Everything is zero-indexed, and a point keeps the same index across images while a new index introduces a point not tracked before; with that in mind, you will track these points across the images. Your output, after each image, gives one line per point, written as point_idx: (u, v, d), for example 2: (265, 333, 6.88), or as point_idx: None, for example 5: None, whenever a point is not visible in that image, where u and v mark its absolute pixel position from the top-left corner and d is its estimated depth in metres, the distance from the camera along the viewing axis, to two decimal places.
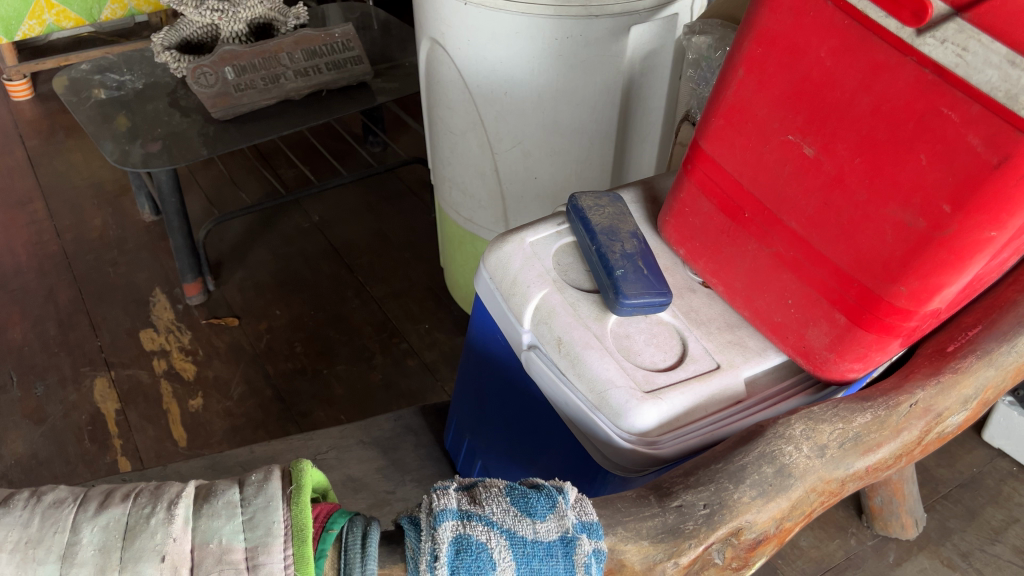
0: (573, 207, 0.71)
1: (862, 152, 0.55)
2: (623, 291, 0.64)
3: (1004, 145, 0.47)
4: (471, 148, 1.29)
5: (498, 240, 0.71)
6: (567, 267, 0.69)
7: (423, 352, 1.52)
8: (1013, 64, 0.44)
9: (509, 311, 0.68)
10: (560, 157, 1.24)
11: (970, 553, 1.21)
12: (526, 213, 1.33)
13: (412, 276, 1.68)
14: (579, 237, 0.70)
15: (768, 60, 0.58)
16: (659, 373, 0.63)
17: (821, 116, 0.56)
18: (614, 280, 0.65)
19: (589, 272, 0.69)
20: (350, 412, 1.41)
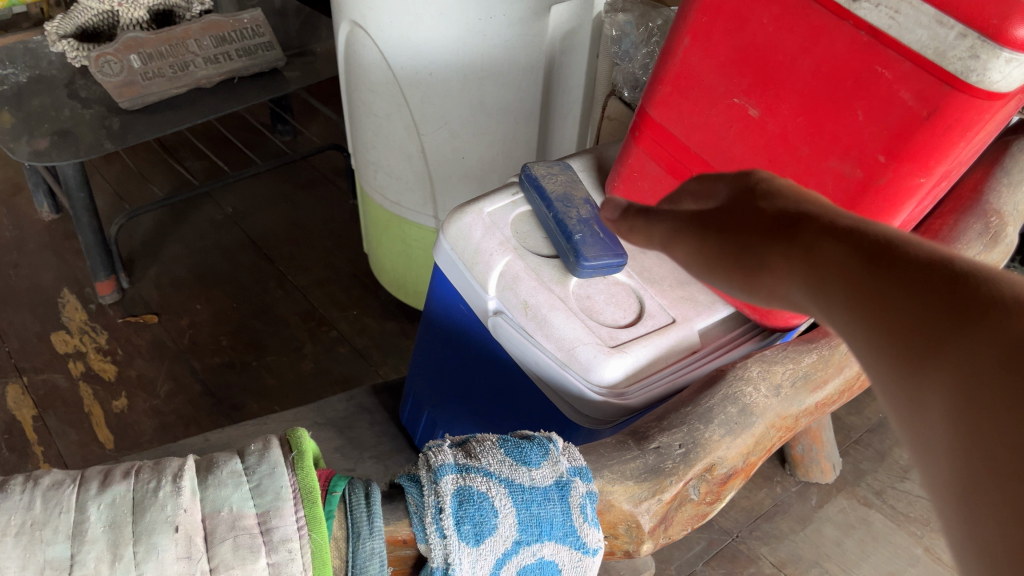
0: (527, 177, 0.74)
1: (804, 112, 0.59)
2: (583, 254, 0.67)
3: (933, 99, 0.52)
4: (397, 131, 1.30)
5: (456, 212, 0.72)
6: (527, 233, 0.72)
7: (354, 338, 1.52)
8: (941, 23, 0.49)
9: (473, 280, 0.70)
10: (487, 136, 1.26)
11: (883, 491, 1.31)
12: (453, 194, 1.35)
13: (335, 264, 1.67)
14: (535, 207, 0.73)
15: (713, 27, 0.62)
16: (621, 329, 0.67)
17: (764, 78, 0.60)
18: (573, 245, 0.68)
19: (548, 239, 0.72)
20: (284, 401, 1.40)
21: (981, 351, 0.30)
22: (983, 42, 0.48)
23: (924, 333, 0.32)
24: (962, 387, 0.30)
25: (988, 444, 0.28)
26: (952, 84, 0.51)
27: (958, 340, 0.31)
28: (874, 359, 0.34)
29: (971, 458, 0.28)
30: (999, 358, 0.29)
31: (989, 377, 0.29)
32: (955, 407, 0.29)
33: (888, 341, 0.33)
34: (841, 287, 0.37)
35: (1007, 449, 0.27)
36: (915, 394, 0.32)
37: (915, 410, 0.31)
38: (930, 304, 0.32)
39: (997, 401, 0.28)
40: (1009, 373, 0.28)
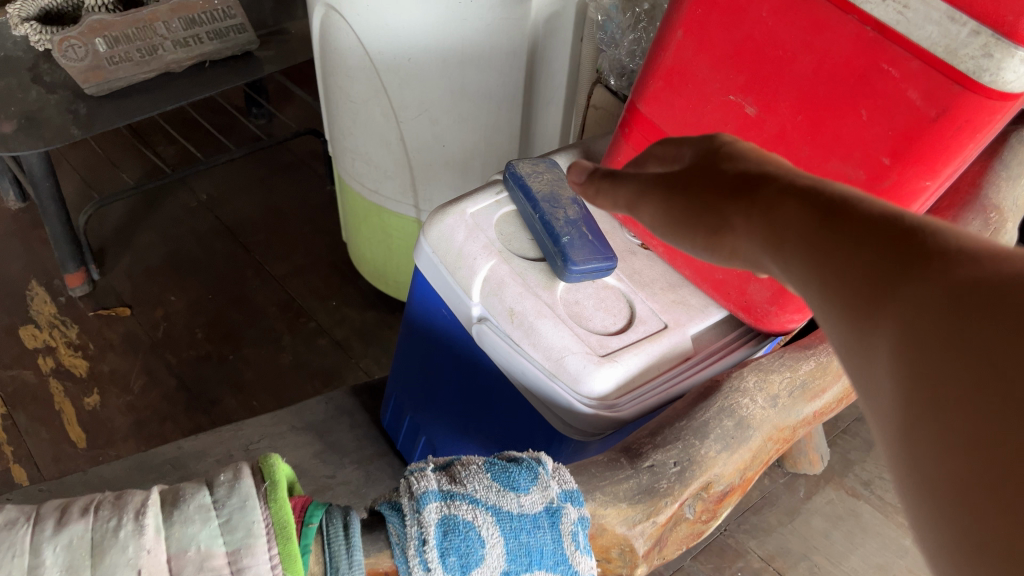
0: (511, 175, 0.70)
1: (804, 111, 0.56)
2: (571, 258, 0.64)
3: (942, 99, 0.49)
4: (374, 118, 1.25)
5: (437, 213, 0.69)
6: (511, 235, 0.68)
7: (334, 329, 1.48)
8: (953, 19, 0.46)
9: (455, 285, 0.67)
10: (469, 123, 1.22)
11: (871, 482, 1.30)
12: (434, 182, 1.31)
13: (313, 252, 1.62)
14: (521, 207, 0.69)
15: (708, 20, 0.58)
16: (612, 337, 0.64)
17: (762, 75, 0.57)
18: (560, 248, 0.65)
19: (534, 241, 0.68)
20: (263, 396, 1.36)
21: (924, 294, 0.30)
22: (998, 40, 0.45)
23: (874, 284, 0.32)
24: (907, 331, 0.30)
25: (928, 383, 0.28)
26: (963, 83, 0.48)
27: (902, 286, 0.31)
28: (829, 313, 0.34)
29: (914, 398, 0.29)
30: (938, 299, 0.29)
31: (930, 320, 0.29)
32: (900, 351, 0.30)
33: (840, 293, 0.34)
34: (797, 244, 0.37)
35: (946, 387, 0.28)
36: (867, 344, 0.32)
37: (867, 360, 0.32)
38: (877, 254, 0.33)
39: (937, 341, 0.29)
40: (947, 315, 0.29)
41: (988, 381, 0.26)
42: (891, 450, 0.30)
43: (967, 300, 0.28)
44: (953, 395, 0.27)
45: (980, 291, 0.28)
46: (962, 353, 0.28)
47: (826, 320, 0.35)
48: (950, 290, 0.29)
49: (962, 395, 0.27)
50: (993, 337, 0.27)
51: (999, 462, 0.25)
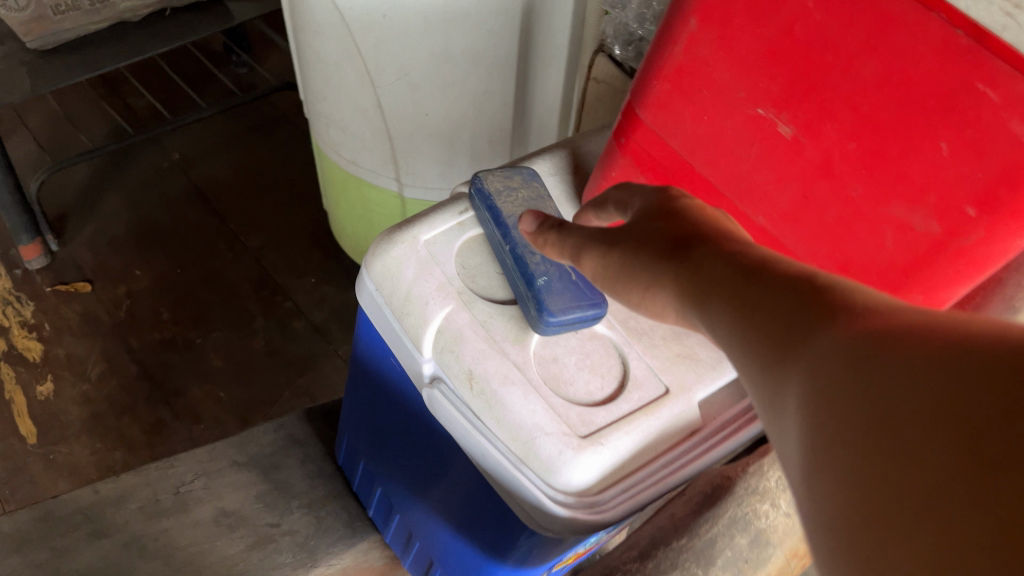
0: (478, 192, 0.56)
1: (860, 136, 0.41)
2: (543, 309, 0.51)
3: None
4: (348, 82, 1.10)
5: (382, 240, 0.55)
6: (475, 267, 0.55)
7: (312, 310, 1.35)
8: None
9: (403, 334, 0.53)
10: (455, 88, 1.06)
11: None
12: (418, 154, 1.16)
13: (293, 221, 1.49)
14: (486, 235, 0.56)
15: (730, 6, 0.43)
16: (597, 409, 0.51)
17: (802, 85, 0.42)
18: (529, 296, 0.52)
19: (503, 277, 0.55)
20: (231, 386, 1.24)
21: (833, 350, 0.27)
22: None
23: (784, 333, 0.30)
24: (818, 381, 0.27)
25: (848, 437, 0.25)
26: None
27: (815, 340, 0.28)
28: (746, 369, 0.31)
29: (832, 451, 0.25)
30: (844, 346, 0.27)
31: (835, 367, 0.27)
32: (813, 404, 0.27)
33: (758, 347, 0.31)
34: (712, 299, 0.34)
35: (860, 438, 0.25)
36: (785, 404, 0.29)
37: (783, 418, 0.29)
38: (787, 304, 0.30)
39: (854, 395, 0.26)
40: (856, 366, 0.26)
41: (912, 425, 0.23)
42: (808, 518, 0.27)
43: (878, 351, 0.26)
44: (871, 445, 0.24)
45: (891, 342, 0.26)
46: (881, 403, 0.25)
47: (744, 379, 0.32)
48: (860, 338, 0.27)
49: (881, 444, 0.24)
50: (904, 380, 0.24)
51: (925, 514, 0.22)
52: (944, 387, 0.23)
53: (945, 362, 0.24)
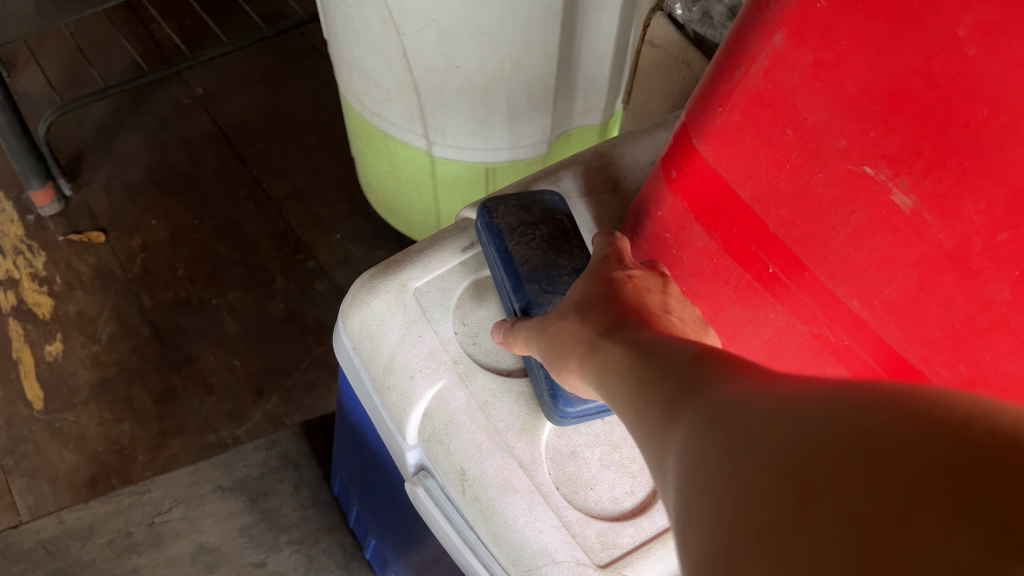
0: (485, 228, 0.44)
1: (1017, 226, 0.28)
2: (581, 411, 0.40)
3: None
4: (371, 25, 0.95)
5: (360, 286, 0.44)
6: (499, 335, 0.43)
7: (335, 271, 1.26)
8: None
9: (385, 411, 0.43)
10: (488, 39, 0.90)
11: None
12: (448, 111, 1.01)
13: (319, 168, 1.38)
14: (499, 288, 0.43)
15: (833, 24, 0.29)
16: (623, 527, 0.39)
17: (935, 146, 0.29)
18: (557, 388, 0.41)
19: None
20: (245, 354, 1.16)
21: (705, 402, 0.27)
22: None
23: (674, 383, 0.29)
24: (692, 436, 0.26)
25: (713, 483, 0.24)
26: None
27: (692, 394, 0.28)
28: (630, 413, 0.31)
29: (696, 497, 0.25)
30: (720, 401, 0.26)
31: (710, 418, 0.26)
32: (685, 450, 0.26)
33: (647, 385, 0.30)
34: (609, 348, 0.33)
35: (728, 502, 0.23)
36: (659, 454, 0.28)
37: (656, 461, 0.28)
38: (681, 355, 0.30)
39: (720, 445, 0.25)
40: (720, 417, 0.26)
41: (767, 472, 0.23)
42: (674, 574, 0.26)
43: (746, 403, 0.26)
44: (732, 491, 0.23)
45: (755, 391, 0.26)
46: (741, 450, 0.24)
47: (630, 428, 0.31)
48: (731, 389, 0.27)
49: (740, 490, 0.23)
50: (766, 423, 0.24)
51: (776, 557, 0.21)
52: (798, 435, 0.23)
53: (802, 415, 0.24)
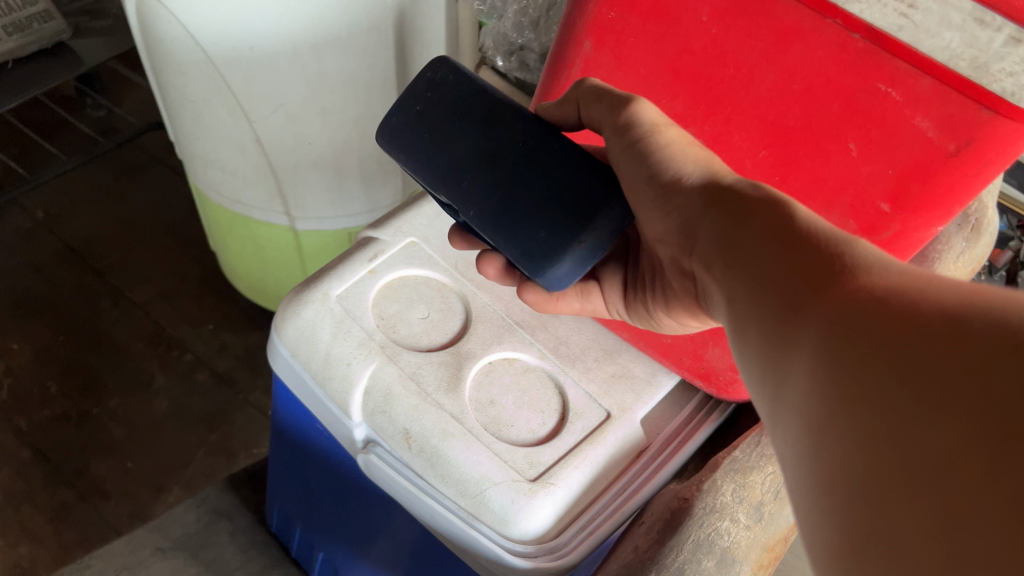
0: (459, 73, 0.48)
1: (769, 144, 0.42)
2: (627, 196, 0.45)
3: (964, 129, 0.36)
4: (221, 119, 0.99)
5: (289, 301, 0.52)
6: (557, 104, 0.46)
7: (214, 360, 1.28)
8: (982, 22, 0.32)
9: (328, 401, 0.50)
10: (335, 116, 0.98)
11: None
12: (306, 185, 1.08)
13: (179, 267, 1.39)
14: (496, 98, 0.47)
15: (624, 26, 0.43)
16: (542, 447, 0.49)
17: (706, 99, 0.43)
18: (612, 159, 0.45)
19: (520, 156, 0.44)
20: (137, 455, 1.17)
21: (841, 301, 0.32)
22: None
23: (799, 304, 0.33)
24: (831, 351, 0.31)
25: (844, 366, 0.30)
26: (993, 107, 0.35)
27: (822, 291, 0.33)
28: (751, 341, 0.36)
29: (823, 378, 0.31)
30: (856, 317, 0.31)
31: (847, 334, 0.31)
32: (824, 369, 0.31)
33: (771, 314, 0.35)
34: (719, 239, 0.39)
35: (890, 415, 0.28)
36: (781, 337, 0.34)
37: (792, 379, 0.33)
38: (796, 276, 0.34)
39: (863, 347, 0.30)
40: (860, 315, 0.31)
41: (900, 372, 0.28)
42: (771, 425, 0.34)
43: (888, 308, 0.30)
44: (894, 398, 0.28)
45: (896, 316, 0.30)
46: (879, 346, 0.29)
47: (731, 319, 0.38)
48: (868, 309, 0.31)
49: (902, 401, 0.28)
50: (913, 353, 0.28)
51: (952, 464, 0.26)
52: (931, 350, 0.28)
53: (943, 331, 0.28)
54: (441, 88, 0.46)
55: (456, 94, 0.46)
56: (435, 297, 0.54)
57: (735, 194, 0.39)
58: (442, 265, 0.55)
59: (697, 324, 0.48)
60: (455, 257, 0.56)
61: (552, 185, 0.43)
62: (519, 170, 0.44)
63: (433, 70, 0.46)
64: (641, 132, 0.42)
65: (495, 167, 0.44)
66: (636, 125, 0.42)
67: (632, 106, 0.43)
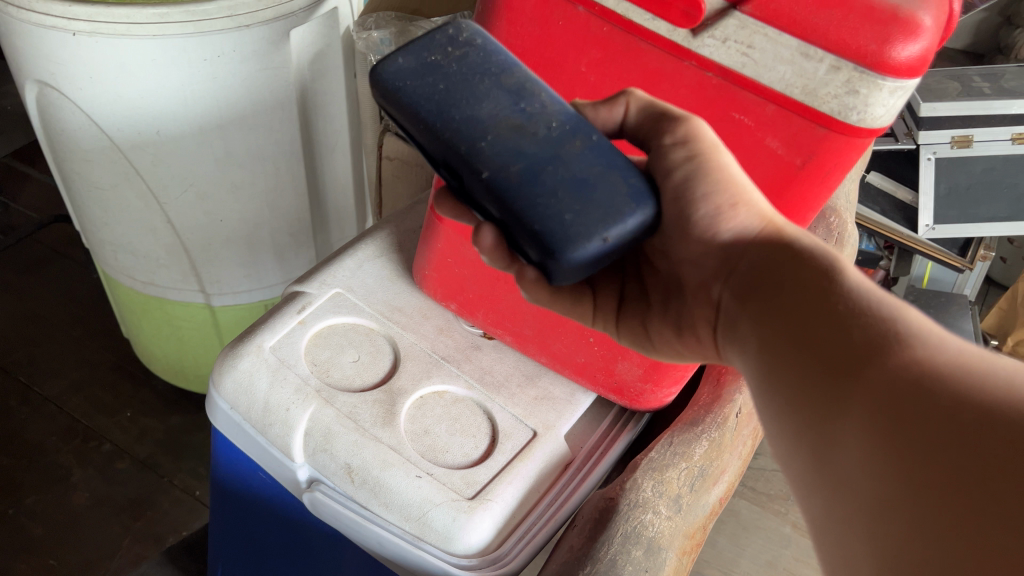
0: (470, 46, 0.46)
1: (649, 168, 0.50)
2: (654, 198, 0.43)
3: (807, 144, 0.43)
4: (126, 202, 0.90)
5: (225, 356, 0.55)
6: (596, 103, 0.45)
7: (134, 447, 1.23)
8: (807, 56, 0.40)
9: (270, 446, 0.53)
10: (245, 191, 0.90)
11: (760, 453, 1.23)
12: (220, 264, 0.98)
13: (88, 356, 1.34)
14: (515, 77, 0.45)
15: None
16: (477, 468, 0.52)
17: None
18: (655, 171, 0.44)
19: (548, 133, 0.43)
20: (60, 552, 1.12)
21: (893, 379, 0.30)
22: (862, 73, 0.39)
23: (838, 370, 0.32)
24: (874, 423, 0.30)
25: (896, 450, 0.29)
26: (827, 125, 0.42)
27: (871, 365, 0.31)
28: (779, 399, 0.35)
29: (869, 458, 0.30)
30: (901, 387, 0.30)
31: (896, 407, 0.30)
32: (868, 441, 0.30)
33: (807, 377, 0.34)
34: (752, 277, 0.40)
35: (941, 502, 0.28)
36: (823, 407, 0.33)
37: (828, 445, 0.32)
38: (835, 339, 0.33)
39: (911, 422, 0.29)
40: (914, 398, 0.30)
41: (952, 472, 0.28)
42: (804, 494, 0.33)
43: (945, 395, 0.29)
44: (944, 483, 0.28)
45: (947, 395, 0.29)
46: (933, 433, 0.29)
47: (759, 383, 0.37)
48: (917, 382, 0.30)
49: (953, 490, 0.28)
50: (965, 439, 0.28)
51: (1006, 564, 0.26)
52: (986, 448, 0.28)
53: (1002, 430, 0.28)
54: (464, 48, 0.44)
55: (481, 59, 0.44)
56: (364, 341, 0.58)
57: (787, 246, 0.39)
58: (368, 311, 0.60)
59: (699, 355, 0.47)
60: (379, 303, 0.61)
61: (577, 170, 0.42)
62: (543, 147, 0.42)
63: (457, 32, 0.45)
64: (696, 149, 0.42)
65: (515, 136, 0.42)
66: (695, 141, 0.42)
67: (692, 121, 0.42)
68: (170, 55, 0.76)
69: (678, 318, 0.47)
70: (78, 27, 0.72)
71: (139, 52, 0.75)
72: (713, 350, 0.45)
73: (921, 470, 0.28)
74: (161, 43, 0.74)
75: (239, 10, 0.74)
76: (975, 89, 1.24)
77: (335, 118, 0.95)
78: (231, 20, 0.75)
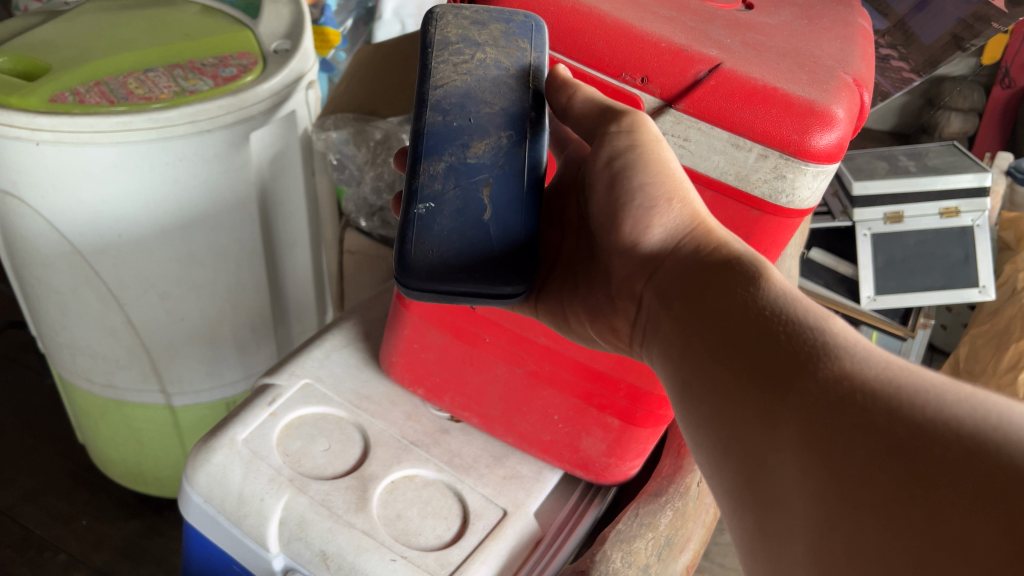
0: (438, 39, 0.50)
1: None
2: (406, 234, 0.44)
3: (744, 225, 0.48)
4: (86, 305, 0.90)
5: (198, 450, 0.56)
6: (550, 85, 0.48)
7: (91, 556, 1.16)
8: (737, 146, 0.45)
9: (245, 537, 0.54)
10: (207, 288, 0.92)
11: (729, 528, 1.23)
12: (181, 361, 0.97)
13: (44, 464, 1.26)
14: (429, 73, 0.49)
15: None
16: (450, 549, 0.54)
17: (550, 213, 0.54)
18: (603, 146, 0.47)
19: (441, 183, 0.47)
20: None
21: (821, 391, 0.33)
22: (787, 160, 0.44)
23: (772, 383, 0.35)
24: (806, 435, 0.33)
25: (823, 463, 0.31)
26: (760, 207, 0.47)
27: (801, 377, 0.34)
28: (720, 414, 0.37)
29: (803, 470, 0.32)
30: (830, 399, 0.32)
31: (825, 420, 0.32)
32: (802, 451, 0.33)
33: (742, 388, 0.36)
34: (684, 291, 0.42)
35: (864, 511, 0.30)
36: (758, 418, 0.35)
37: (765, 457, 0.34)
38: (769, 354, 0.36)
39: (837, 433, 0.32)
40: (844, 410, 0.32)
41: (875, 482, 0.30)
42: (740, 507, 0.36)
43: (870, 404, 0.31)
44: (867, 494, 0.30)
45: (872, 405, 0.31)
46: (861, 441, 0.31)
47: (692, 399, 0.39)
48: (845, 394, 0.32)
49: (875, 500, 0.30)
50: (886, 449, 0.30)
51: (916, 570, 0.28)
52: (905, 455, 0.30)
53: (917, 436, 0.30)
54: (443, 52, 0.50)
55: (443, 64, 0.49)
56: (334, 430, 0.60)
57: (716, 259, 0.42)
58: (337, 400, 0.61)
59: (615, 343, 0.50)
60: (347, 392, 0.62)
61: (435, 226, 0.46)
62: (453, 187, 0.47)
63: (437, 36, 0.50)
64: (639, 140, 0.45)
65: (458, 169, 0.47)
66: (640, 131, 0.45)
67: (638, 115, 0.45)
68: (132, 161, 0.78)
69: (601, 306, 0.49)
70: (41, 136, 0.75)
71: (102, 159, 0.77)
72: (635, 346, 0.48)
73: (848, 480, 0.31)
74: (124, 150, 0.77)
75: (201, 116, 0.78)
76: (902, 168, 1.32)
77: (294, 216, 0.97)
78: (193, 125, 0.78)
